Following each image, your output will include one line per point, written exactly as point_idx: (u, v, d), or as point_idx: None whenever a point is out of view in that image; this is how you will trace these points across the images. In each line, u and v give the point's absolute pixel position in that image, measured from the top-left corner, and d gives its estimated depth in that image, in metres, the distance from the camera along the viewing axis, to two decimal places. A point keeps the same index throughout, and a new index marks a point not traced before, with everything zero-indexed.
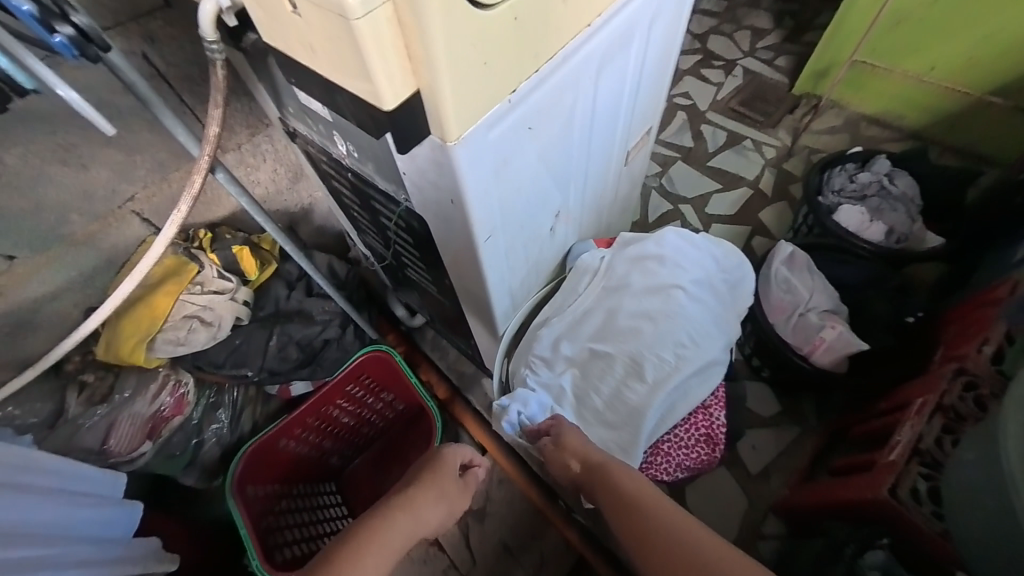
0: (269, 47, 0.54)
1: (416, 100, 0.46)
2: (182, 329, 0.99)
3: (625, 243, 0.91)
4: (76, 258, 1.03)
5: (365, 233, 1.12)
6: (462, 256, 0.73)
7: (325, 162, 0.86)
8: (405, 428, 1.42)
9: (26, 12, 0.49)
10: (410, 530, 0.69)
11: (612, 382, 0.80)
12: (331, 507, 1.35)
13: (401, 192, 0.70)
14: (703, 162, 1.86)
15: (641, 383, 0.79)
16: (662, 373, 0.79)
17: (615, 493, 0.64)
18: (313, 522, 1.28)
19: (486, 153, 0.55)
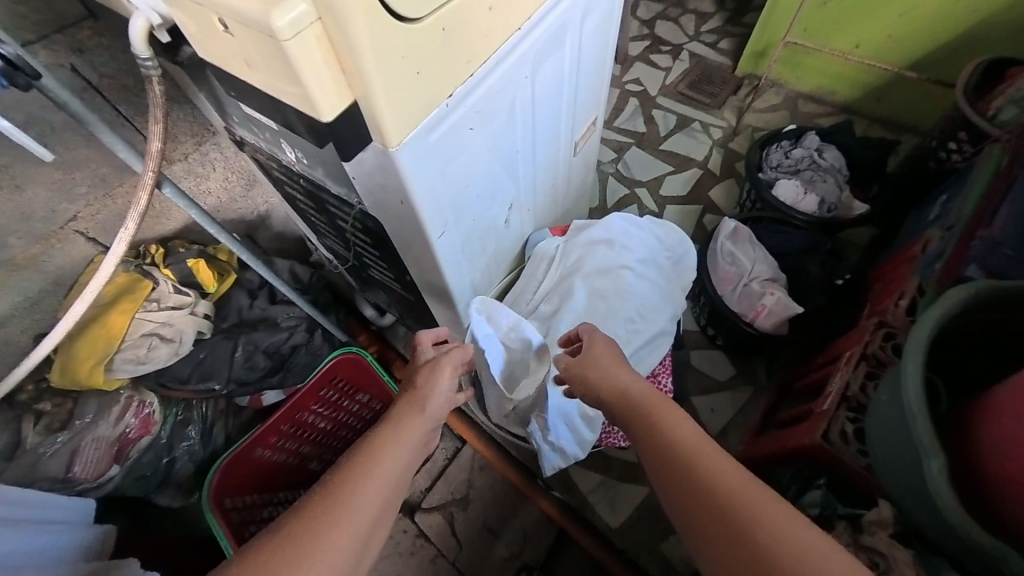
0: (206, 59, 0.54)
1: (355, 110, 0.48)
2: (140, 348, 0.97)
3: (578, 230, 0.96)
4: (18, 283, 0.99)
5: (325, 237, 1.12)
6: (419, 253, 0.76)
7: (277, 169, 0.88)
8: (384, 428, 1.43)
9: None
10: (386, 482, 0.61)
11: None
12: None
13: (354, 196, 0.72)
14: (655, 145, 1.94)
15: None
16: None
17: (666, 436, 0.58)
18: None
19: (427, 155, 0.58)
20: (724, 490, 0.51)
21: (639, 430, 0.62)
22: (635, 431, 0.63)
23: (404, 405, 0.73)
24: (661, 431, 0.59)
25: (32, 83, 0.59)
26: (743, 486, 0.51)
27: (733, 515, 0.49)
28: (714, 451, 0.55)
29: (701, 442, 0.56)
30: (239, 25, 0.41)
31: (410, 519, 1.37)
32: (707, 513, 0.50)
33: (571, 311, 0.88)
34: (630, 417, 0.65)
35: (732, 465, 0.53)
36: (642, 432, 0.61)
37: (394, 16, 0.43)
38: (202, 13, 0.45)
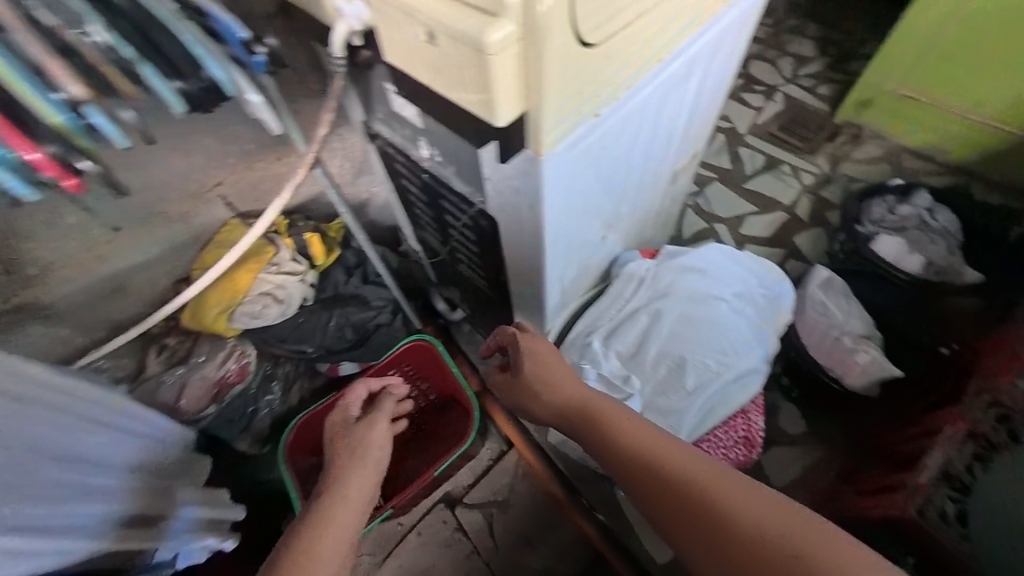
0: (389, 63, 0.62)
1: (521, 119, 0.54)
2: (258, 305, 1.10)
3: (670, 256, 0.95)
4: (168, 233, 1.15)
5: (422, 229, 1.22)
6: (526, 255, 0.81)
7: (402, 162, 0.98)
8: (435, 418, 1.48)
9: (240, 37, 0.61)
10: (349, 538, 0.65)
11: (655, 385, 0.86)
12: None
13: (477, 195, 0.79)
14: (739, 183, 1.90)
15: (681, 388, 0.85)
16: (702, 379, 0.85)
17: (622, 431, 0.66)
18: None
19: (566, 167, 0.63)
20: (672, 477, 0.59)
21: (595, 433, 0.69)
22: (592, 434, 0.69)
23: (344, 458, 0.78)
24: (612, 431, 0.68)
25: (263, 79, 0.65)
26: (689, 471, 0.59)
27: (684, 493, 0.57)
28: (669, 444, 0.63)
29: (654, 437, 0.64)
30: (448, 39, 0.48)
31: (449, 511, 1.41)
32: (666, 492, 0.58)
33: (658, 335, 0.89)
34: (582, 423, 0.72)
35: (685, 452, 0.61)
36: (599, 435, 0.68)
37: (578, 42, 0.48)
38: (409, 26, 0.53)
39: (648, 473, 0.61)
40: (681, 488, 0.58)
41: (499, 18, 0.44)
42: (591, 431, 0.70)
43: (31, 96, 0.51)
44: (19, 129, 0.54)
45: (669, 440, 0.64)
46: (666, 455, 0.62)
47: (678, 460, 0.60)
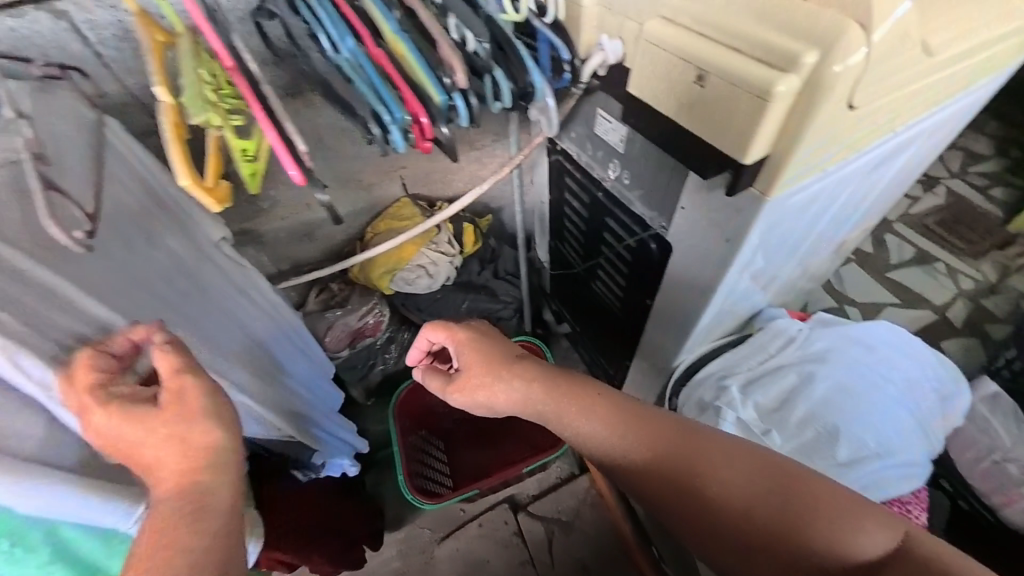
0: (628, 94, 0.70)
1: (762, 161, 0.59)
2: (414, 274, 1.25)
3: (822, 322, 0.97)
4: (352, 198, 1.34)
5: (564, 242, 1.31)
6: (693, 285, 0.84)
7: (574, 179, 1.07)
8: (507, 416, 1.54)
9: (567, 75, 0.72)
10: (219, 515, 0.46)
11: (805, 444, 0.83)
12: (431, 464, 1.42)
13: (659, 219, 0.85)
14: (881, 270, 1.76)
15: (835, 458, 0.81)
16: (858, 455, 0.81)
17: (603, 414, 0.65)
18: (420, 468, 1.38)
19: (777, 212, 0.68)
20: (658, 458, 0.61)
21: (574, 423, 0.66)
22: (570, 424, 0.66)
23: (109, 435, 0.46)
24: (592, 420, 0.65)
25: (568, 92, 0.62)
26: (685, 454, 0.60)
27: (683, 477, 0.60)
28: (654, 429, 0.62)
29: (640, 425, 0.63)
30: (725, 82, 0.55)
31: (512, 513, 1.47)
32: (671, 476, 0.61)
33: (811, 399, 0.86)
34: (550, 408, 0.67)
35: (672, 433, 0.62)
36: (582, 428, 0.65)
37: (846, 104, 0.53)
38: (675, 66, 0.61)
39: (642, 462, 0.62)
40: (674, 470, 0.60)
41: (788, 73, 0.50)
42: (567, 427, 0.66)
43: (427, 79, 0.50)
44: (416, 97, 0.50)
45: (650, 425, 0.63)
46: (648, 435, 0.62)
47: (669, 444, 0.61)
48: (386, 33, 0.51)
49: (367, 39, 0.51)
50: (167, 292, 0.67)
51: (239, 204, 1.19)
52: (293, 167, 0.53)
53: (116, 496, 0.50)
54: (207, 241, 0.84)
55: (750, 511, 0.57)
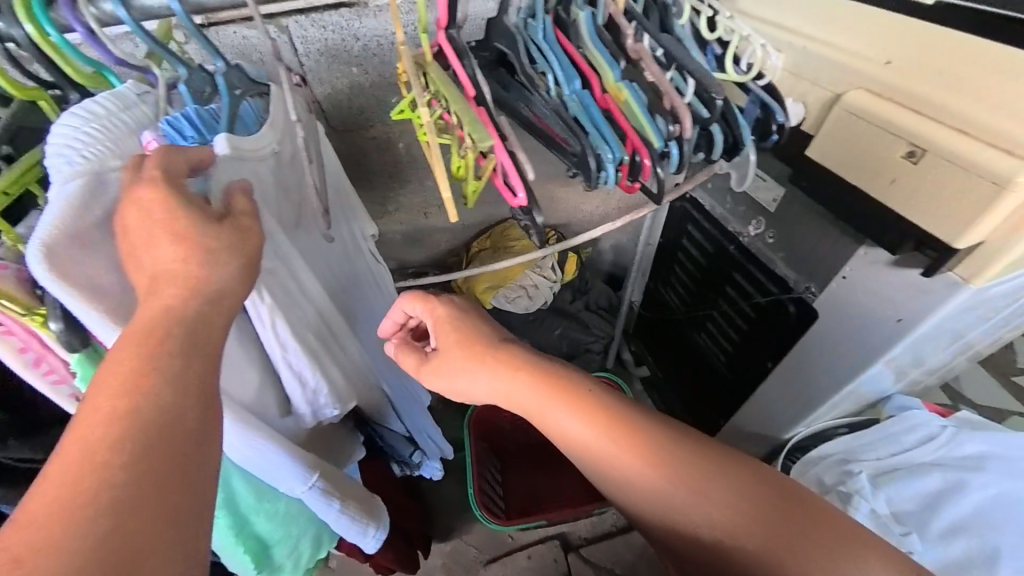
0: (807, 156, 0.70)
1: (973, 246, 0.56)
2: (515, 293, 1.28)
3: (966, 422, 0.95)
4: (464, 212, 1.41)
5: (666, 286, 1.29)
6: (840, 357, 0.81)
7: (695, 228, 1.06)
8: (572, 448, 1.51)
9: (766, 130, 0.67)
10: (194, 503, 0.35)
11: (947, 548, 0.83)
12: (492, 482, 1.40)
13: (806, 282, 0.82)
14: (1006, 372, 1.58)
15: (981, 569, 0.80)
16: None
17: (589, 414, 0.55)
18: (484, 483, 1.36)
19: (971, 301, 0.64)
20: (644, 470, 0.52)
21: (549, 422, 0.57)
22: (547, 421, 0.57)
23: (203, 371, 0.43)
24: (569, 420, 0.55)
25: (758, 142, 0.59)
26: (668, 476, 0.51)
27: (659, 502, 0.52)
28: (637, 439, 0.53)
29: (626, 436, 0.53)
30: (950, 162, 0.53)
31: (565, 553, 1.42)
32: (647, 499, 0.53)
33: (957, 507, 0.85)
34: (525, 399, 0.58)
35: (657, 445, 0.52)
36: (557, 428, 0.56)
37: None
38: (880, 138, 0.60)
39: (626, 475, 0.53)
40: (662, 485, 0.51)
41: None
42: (546, 426, 0.57)
43: (650, 126, 0.52)
44: (636, 135, 0.53)
45: (634, 432, 0.53)
46: (636, 444, 0.52)
47: (652, 462, 0.52)
48: (609, 82, 0.55)
49: (594, 84, 0.55)
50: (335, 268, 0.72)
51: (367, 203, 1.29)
52: (524, 192, 0.51)
53: (302, 460, 0.57)
54: (361, 235, 0.85)
55: (742, 539, 0.49)
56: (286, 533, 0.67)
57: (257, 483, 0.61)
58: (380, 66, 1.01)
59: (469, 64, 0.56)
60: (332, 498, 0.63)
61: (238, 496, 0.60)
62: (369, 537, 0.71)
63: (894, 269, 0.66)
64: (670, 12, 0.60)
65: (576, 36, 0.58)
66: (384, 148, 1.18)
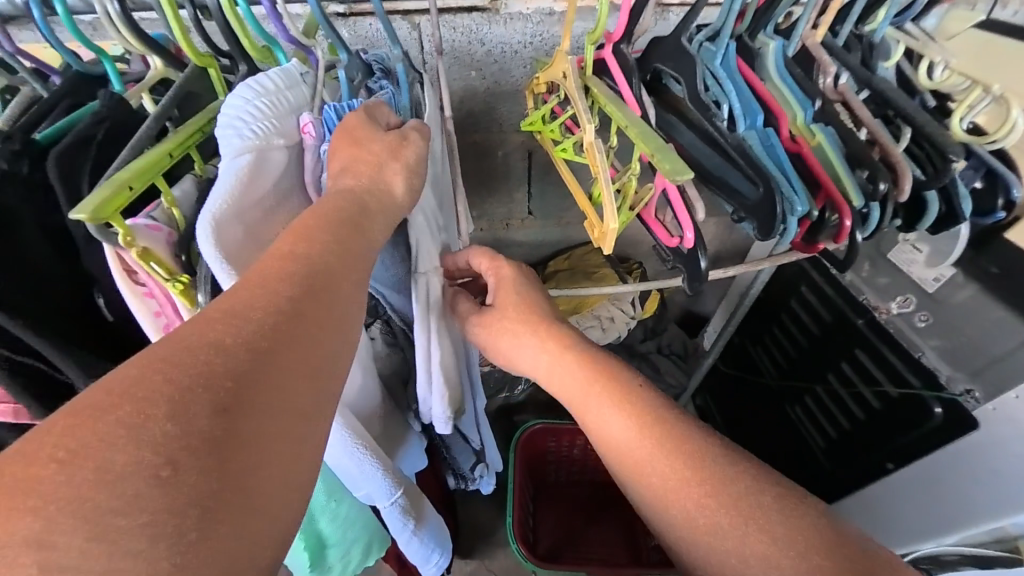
0: (1008, 238, 0.60)
1: None
2: (589, 322, 1.20)
3: None
4: (545, 230, 1.35)
5: (755, 346, 1.16)
6: (1006, 485, 0.68)
7: (814, 290, 0.93)
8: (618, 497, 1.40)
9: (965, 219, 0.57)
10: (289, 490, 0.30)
11: None
12: (529, 514, 1.32)
13: (964, 384, 0.70)
14: None
15: None
16: None
17: (627, 401, 0.47)
18: (523, 514, 1.27)
19: None
20: (685, 481, 0.42)
21: (587, 408, 0.49)
22: (582, 405, 0.49)
23: None
24: (607, 411, 0.47)
25: (979, 218, 0.50)
26: (711, 495, 0.41)
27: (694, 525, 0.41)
28: (678, 439, 0.44)
29: (667, 436, 0.44)
30: None
31: None
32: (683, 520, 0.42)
33: None
34: (569, 379, 0.50)
35: (703, 453, 0.43)
36: (593, 416, 0.48)
37: None
38: None
39: (660, 483, 0.43)
40: (692, 501, 0.42)
41: None
42: (582, 414, 0.49)
43: (851, 180, 0.45)
44: (833, 190, 0.46)
45: (677, 430, 0.45)
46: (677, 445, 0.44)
47: (692, 471, 0.42)
48: (798, 124, 0.48)
49: (781, 123, 0.49)
50: None
51: None
52: (693, 232, 0.49)
53: (390, 474, 0.56)
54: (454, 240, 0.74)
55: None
56: (346, 536, 0.63)
57: (331, 483, 0.59)
58: (499, 73, 0.98)
59: (637, 85, 0.51)
60: (409, 518, 0.60)
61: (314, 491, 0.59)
62: (433, 565, 0.67)
63: None
64: (877, 51, 0.51)
65: (760, 67, 0.51)
66: (482, 154, 1.15)
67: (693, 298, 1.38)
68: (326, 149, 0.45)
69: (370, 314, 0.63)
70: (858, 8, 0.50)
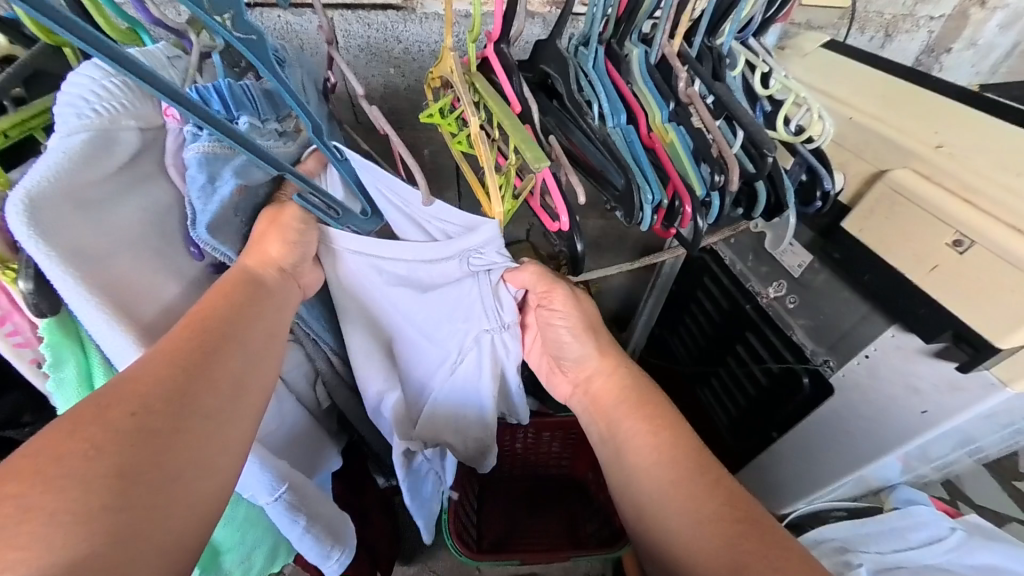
0: (836, 226, 0.68)
1: (1010, 350, 0.52)
2: None
3: (975, 527, 0.85)
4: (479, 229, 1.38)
5: (671, 334, 1.24)
6: (851, 437, 0.78)
7: (713, 280, 1.01)
8: (558, 488, 1.43)
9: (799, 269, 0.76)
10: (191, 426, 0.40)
11: None
12: (469, 512, 1.32)
13: (823, 356, 0.78)
14: None
15: None
16: None
17: (655, 421, 0.60)
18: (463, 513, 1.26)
19: (1010, 403, 0.59)
20: (674, 482, 0.54)
21: (623, 415, 0.63)
22: (624, 412, 0.63)
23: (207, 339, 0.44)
24: (637, 423, 0.61)
25: (805, 209, 0.58)
26: (697, 500, 0.52)
27: (678, 524, 0.52)
28: (686, 456, 0.56)
29: (678, 452, 0.57)
30: (991, 255, 0.51)
31: None
32: (669, 518, 0.53)
33: None
34: (620, 394, 0.64)
35: (703, 470, 0.55)
36: (628, 422, 0.62)
37: None
38: (921, 217, 0.57)
39: (662, 485, 0.55)
40: (681, 501, 0.53)
41: None
42: (617, 420, 0.63)
43: (694, 173, 0.52)
44: (678, 181, 0.52)
45: (688, 450, 0.57)
46: (684, 464, 0.55)
47: (686, 479, 0.54)
48: (655, 123, 0.54)
49: (640, 121, 0.54)
50: None
51: None
52: (568, 216, 0.52)
53: (271, 465, 0.56)
54: None
55: None
56: (243, 540, 0.61)
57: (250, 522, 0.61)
58: (418, 71, 1.00)
59: (517, 81, 0.55)
60: (297, 514, 0.59)
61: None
62: (332, 561, 0.66)
63: (925, 359, 0.62)
64: (724, 62, 0.58)
65: (627, 71, 0.56)
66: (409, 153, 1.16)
67: (623, 293, 1.45)
68: (189, 129, 0.44)
69: None
70: (705, 22, 0.56)
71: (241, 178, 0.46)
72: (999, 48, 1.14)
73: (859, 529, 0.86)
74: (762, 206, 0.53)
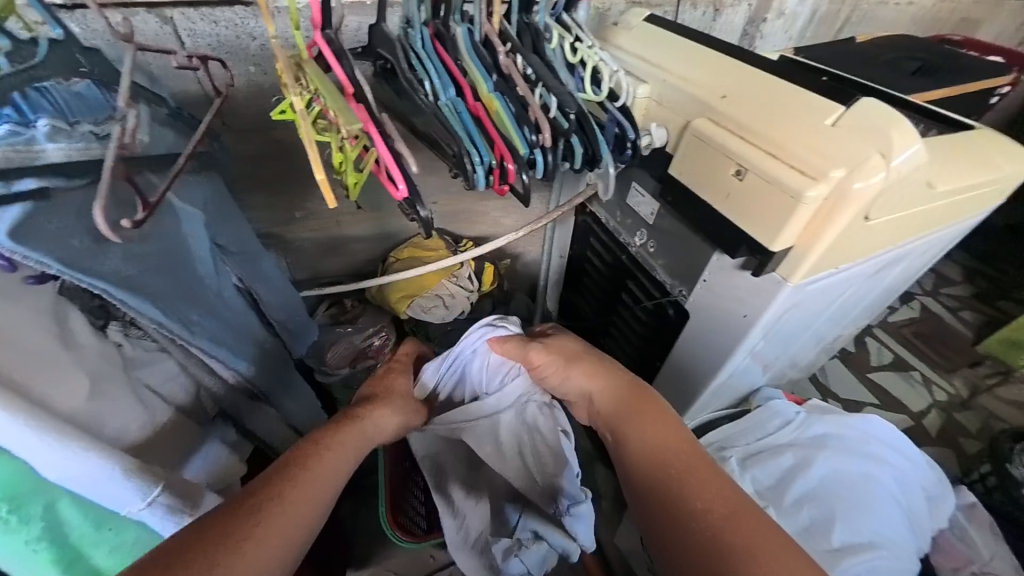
0: (665, 173, 0.79)
1: (784, 250, 0.65)
2: (431, 302, 1.25)
3: (815, 408, 1.03)
4: (383, 223, 1.38)
5: (577, 295, 1.34)
6: (707, 353, 0.91)
7: (597, 238, 1.12)
8: None
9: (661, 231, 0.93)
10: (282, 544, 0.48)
11: (819, 515, 0.86)
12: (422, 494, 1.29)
13: (678, 287, 0.91)
14: (912, 351, 1.66)
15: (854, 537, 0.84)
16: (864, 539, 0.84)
17: (651, 415, 0.66)
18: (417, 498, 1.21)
19: (796, 297, 0.73)
20: (673, 465, 0.60)
21: (625, 415, 0.68)
22: (622, 415, 0.68)
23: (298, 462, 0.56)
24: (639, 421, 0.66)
25: (623, 159, 0.67)
26: (695, 480, 0.58)
27: (673, 501, 0.57)
28: (683, 444, 0.62)
29: (677, 441, 0.62)
30: (759, 178, 0.63)
31: None
32: (663, 500, 0.58)
33: (806, 480, 0.90)
34: (618, 400, 0.70)
35: (697, 458, 0.61)
36: (626, 419, 0.67)
37: (862, 216, 0.61)
38: (714, 154, 0.69)
39: (662, 469, 0.60)
40: (684, 479, 0.58)
41: (817, 182, 0.58)
42: (619, 420, 0.68)
43: (516, 134, 0.58)
44: (503, 143, 0.58)
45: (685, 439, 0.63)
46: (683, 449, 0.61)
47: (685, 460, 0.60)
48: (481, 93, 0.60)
49: (467, 93, 0.60)
50: (195, 268, 0.66)
51: (275, 210, 1.24)
52: (405, 183, 0.55)
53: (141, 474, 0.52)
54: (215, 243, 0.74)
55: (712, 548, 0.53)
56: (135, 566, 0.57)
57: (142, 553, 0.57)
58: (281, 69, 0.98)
59: (348, 64, 0.57)
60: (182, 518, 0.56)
61: (10, 550, 0.47)
62: None
63: (738, 272, 0.75)
64: (540, 36, 0.65)
65: (454, 48, 0.62)
66: (291, 153, 1.13)
67: (534, 266, 1.53)
68: None
69: (101, 315, 0.60)
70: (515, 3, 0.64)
71: (44, 180, 0.45)
72: (801, 16, 1.36)
73: (733, 428, 1.00)
74: (582, 158, 0.61)
